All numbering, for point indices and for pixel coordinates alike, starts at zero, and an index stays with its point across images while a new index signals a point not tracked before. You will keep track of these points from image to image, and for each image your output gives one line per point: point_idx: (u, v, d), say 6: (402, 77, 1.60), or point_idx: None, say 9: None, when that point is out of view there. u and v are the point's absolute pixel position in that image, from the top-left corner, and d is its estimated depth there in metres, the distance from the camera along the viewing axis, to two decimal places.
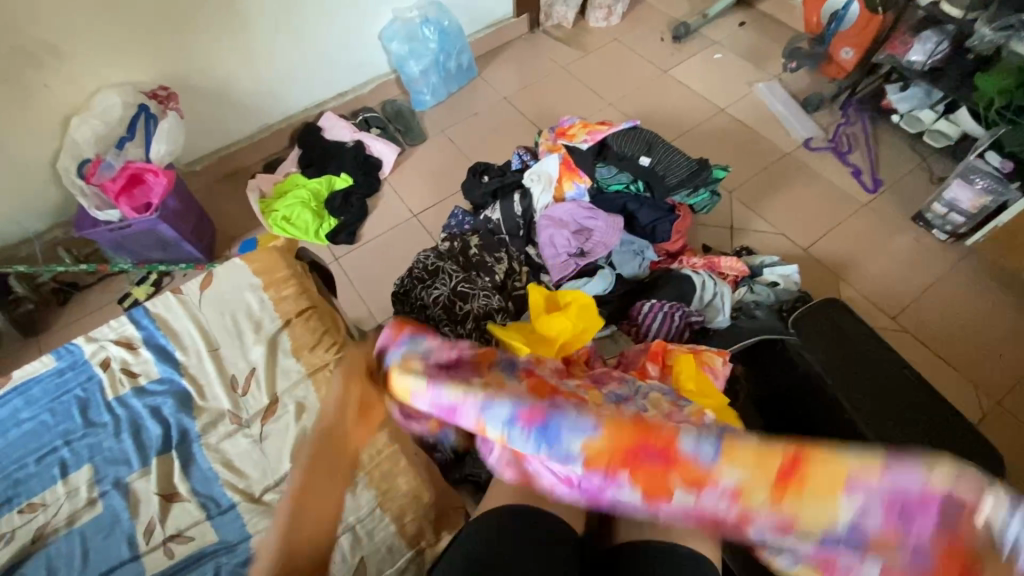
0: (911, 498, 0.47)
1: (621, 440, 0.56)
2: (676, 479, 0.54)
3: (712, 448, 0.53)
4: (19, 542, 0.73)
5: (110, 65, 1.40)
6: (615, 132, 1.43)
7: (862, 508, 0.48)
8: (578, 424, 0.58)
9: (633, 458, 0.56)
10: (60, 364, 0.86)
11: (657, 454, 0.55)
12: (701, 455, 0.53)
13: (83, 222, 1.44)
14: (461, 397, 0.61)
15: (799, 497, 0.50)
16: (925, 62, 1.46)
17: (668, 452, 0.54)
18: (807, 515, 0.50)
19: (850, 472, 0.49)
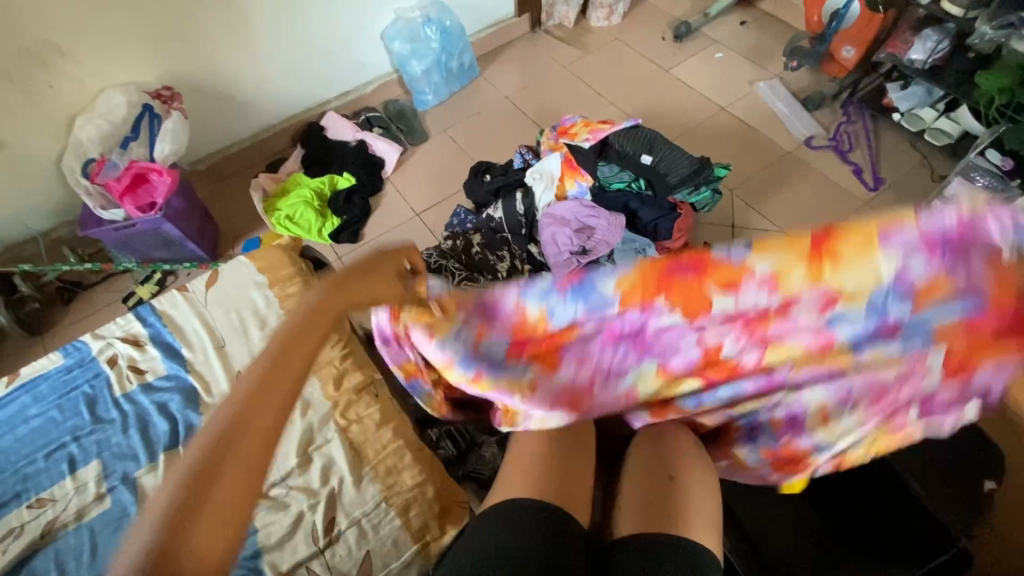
0: (953, 232, 0.58)
1: (646, 279, 0.65)
2: (717, 284, 0.64)
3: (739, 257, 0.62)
4: (29, 536, 0.74)
5: (115, 66, 1.41)
6: (616, 131, 1.44)
7: (909, 307, 0.62)
8: (603, 283, 0.66)
9: (665, 283, 0.65)
10: (67, 361, 0.87)
11: (687, 270, 0.64)
12: (736, 260, 0.62)
13: (88, 222, 1.45)
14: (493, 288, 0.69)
15: (835, 267, 0.61)
16: (926, 61, 1.47)
17: (733, 277, 0.63)
18: (851, 263, 0.60)
19: (881, 229, 0.59)
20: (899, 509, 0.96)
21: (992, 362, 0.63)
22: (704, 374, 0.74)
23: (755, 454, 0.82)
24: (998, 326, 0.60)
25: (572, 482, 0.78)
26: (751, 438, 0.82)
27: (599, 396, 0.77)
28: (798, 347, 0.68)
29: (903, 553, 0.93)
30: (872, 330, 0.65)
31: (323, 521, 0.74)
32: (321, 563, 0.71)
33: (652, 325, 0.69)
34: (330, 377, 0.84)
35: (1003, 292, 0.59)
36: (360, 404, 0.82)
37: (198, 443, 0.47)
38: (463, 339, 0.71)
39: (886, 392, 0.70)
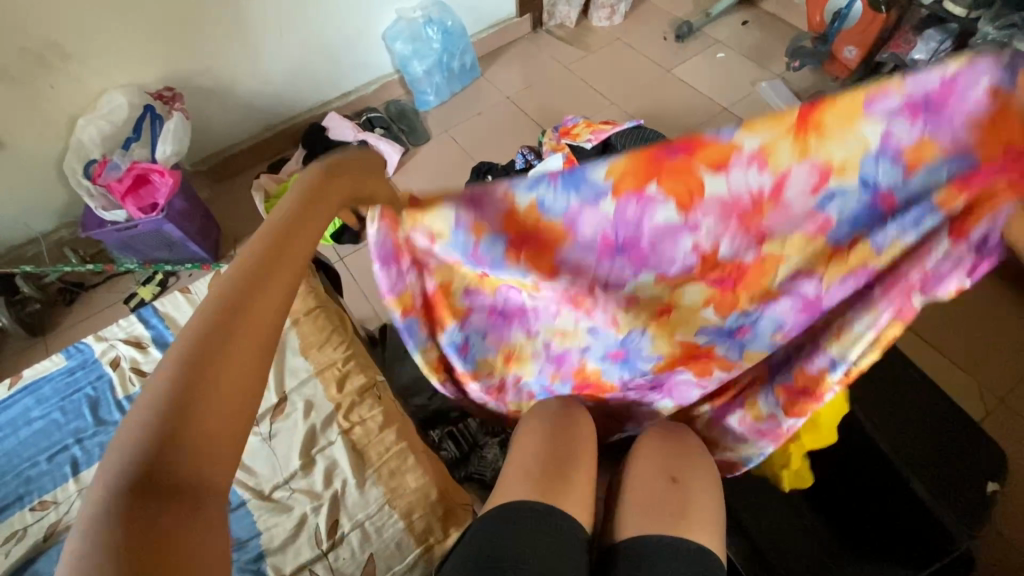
0: (938, 93, 0.51)
1: (627, 169, 0.59)
2: (707, 164, 0.57)
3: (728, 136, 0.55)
4: (32, 538, 0.74)
5: (117, 67, 1.41)
6: (618, 132, 1.43)
7: (891, 172, 0.56)
8: (580, 179, 0.61)
9: (655, 168, 0.58)
10: (70, 363, 0.87)
11: (675, 155, 0.57)
12: (726, 139, 0.55)
13: (91, 223, 1.46)
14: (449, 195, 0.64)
15: (822, 138, 0.55)
16: (929, 61, 1.46)
17: (718, 152, 0.56)
18: (831, 141, 0.55)
19: (869, 95, 0.52)
20: (902, 513, 0.95)
21: (986, 219, 0.55)
22: (707, 279, 0.69)
23: (768, 399, 0.79)
24: (994, 185, 0.54)
25: (579, 483, 0.77)
26: (768, 387, 0.79)
27: (603, 310, 0.75)
28: (797, 236, 0.63)
29: (907, 555, 0.94)
30: (868, 207, 0.59)
31: (326, 524, 0.74)
32: (325, 567, 0.71)
33: (647, 219, 0.63)
34: (333, 379, 0.84)
35: (991, 142, 0.52)
36: (363, 406, 0.82)
37: (169, 369, 0.39)
38: (461, 248, 0.68)
39: (894, 277, 0.62)
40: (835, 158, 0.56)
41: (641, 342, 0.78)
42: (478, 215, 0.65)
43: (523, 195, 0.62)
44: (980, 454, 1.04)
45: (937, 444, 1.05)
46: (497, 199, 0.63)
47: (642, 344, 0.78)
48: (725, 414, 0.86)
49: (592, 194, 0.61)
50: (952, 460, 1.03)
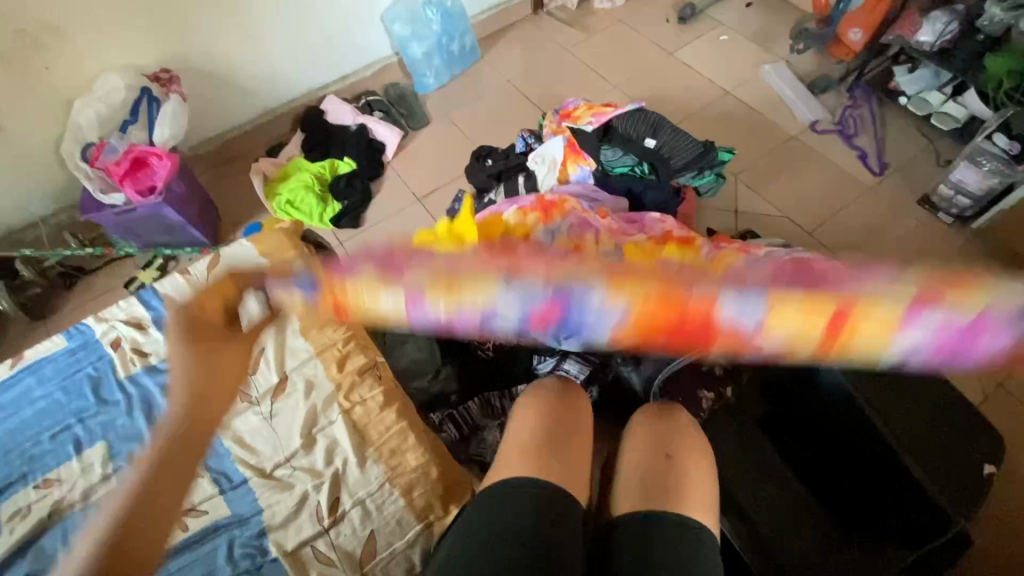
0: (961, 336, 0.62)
1: (637, 317, 0.68)
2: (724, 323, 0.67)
3: (747, 311, 0.65)
4: (36, 516, 0.74)
5: (112, 47, 1.39)
6: (619, 114, 1.42)
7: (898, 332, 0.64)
8: (594, 317, 0.68)
9: (663, 330, 0.68)
10: (71, 344, 0.87)
11: (704, 322, 0.67)
12: (748, 320, 0.66)
13: (89, 206, 1.43)
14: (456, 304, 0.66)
15: (855, 332, 0.64)
16: (934, 43, 1.47)
17: (712, 318, 0.67)
18: (865, 339, 0.64)
19: (901, 316, 0.62)
20: (900, 496, 0.95)
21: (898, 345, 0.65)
22: (664, 349, 0.76)
23: (774, 303, 0.65)
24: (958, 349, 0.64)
25: (578, 463, 0.78)
26: (750, 294, 0.66)
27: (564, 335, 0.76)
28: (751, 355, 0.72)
29: (904, 535, 0.95)
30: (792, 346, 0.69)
31: (328, 501, 0.75)
32: (326, 542, 0.72)
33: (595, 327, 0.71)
34: (333, 360, 0.84)
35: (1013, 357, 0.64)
36: (363, 386, 0.82)
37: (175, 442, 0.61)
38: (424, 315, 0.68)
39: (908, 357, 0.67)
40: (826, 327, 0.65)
41: (597, 290, 0.67)
42: (386, 268, 0.66)
43: (469, 264, 0.68)
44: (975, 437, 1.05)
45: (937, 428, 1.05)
46: (411, 268, 0.66)
47: (597, 298, 0.67)
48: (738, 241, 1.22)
49: (519, 310, 0.67)
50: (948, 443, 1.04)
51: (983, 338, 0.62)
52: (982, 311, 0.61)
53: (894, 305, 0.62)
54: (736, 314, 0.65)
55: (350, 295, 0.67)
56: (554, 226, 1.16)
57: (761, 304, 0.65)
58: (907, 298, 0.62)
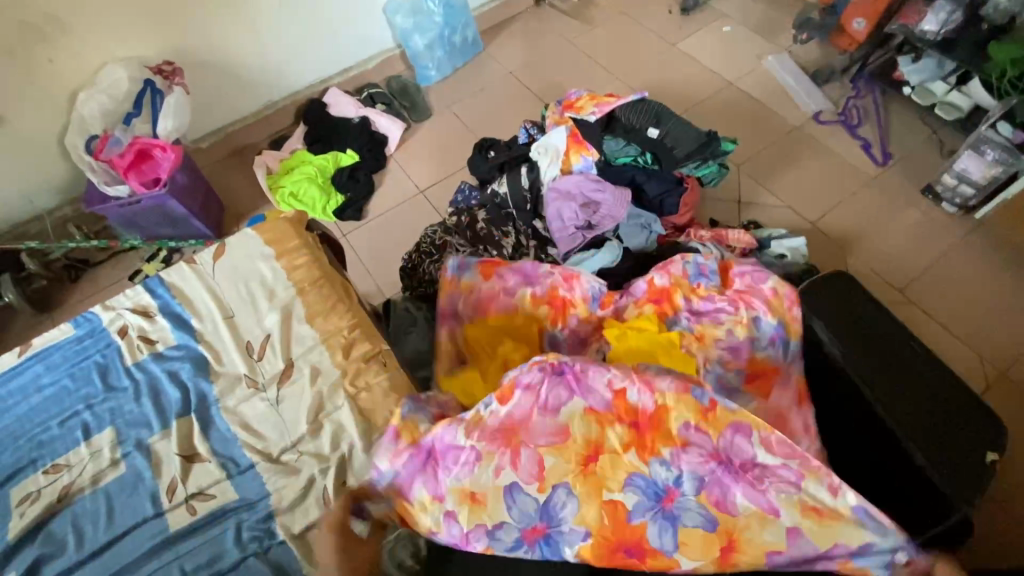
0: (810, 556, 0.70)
1: (604, 537, 0.71)
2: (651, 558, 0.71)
3: (665, 531, 0.71)
4: (45, 501, 0.75)
5: (116, 39, 1.40)
6: (623, 104, 1.42)
7: (778, 541, 0.70)
8: (565, 536, 0.71)
9: (616, 545, 0.71)
10: (78, 331, 0.88)
11: (637, 548, 0.71)
12: (665, 542, 0.70)
13: (93, 199, 1.44)
14: (477, 518, 0.72)
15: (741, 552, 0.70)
16: (938, 32, 1.45)
17: (642, 540, 0.71)
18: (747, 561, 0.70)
19: (768, 547, 0.70)
20: (897, 476, 0.96)
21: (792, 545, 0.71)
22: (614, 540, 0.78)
23: (705, 522, 0.71)
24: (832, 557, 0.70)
25: None
26: (669, 507, 0.72)
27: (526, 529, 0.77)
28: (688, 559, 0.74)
29: (901, 514, 0.95)
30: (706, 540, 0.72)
31: (334, 485, 0.75)
32: None
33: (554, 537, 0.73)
34: (338, 346, 0.85)
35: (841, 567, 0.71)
36: (369, 372, 0.83)
37: None
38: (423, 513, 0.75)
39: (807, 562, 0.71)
40: (736, 539, 0.70)
41: (569, 515, 0.71)
42: (438, 491, 0.74)
43: (487, 474, 0.74)
44: (981, 426, 1.03)
45: (940, 415, 1.03)
46: (446, 480, 0.75)
47: (568, 510, 0.72)
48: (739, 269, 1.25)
49: (496, 530, 0.72)
50: (953, 431, 1.02)
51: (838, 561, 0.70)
52: (834, 546, 0.70)
53: (775, 537, 0.70)
54: (650, 511, 0.72)
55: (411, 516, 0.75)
56: (557, 329, 1.18)
57: (687, 521, 0.71)
58: (787, 522, 0.71)
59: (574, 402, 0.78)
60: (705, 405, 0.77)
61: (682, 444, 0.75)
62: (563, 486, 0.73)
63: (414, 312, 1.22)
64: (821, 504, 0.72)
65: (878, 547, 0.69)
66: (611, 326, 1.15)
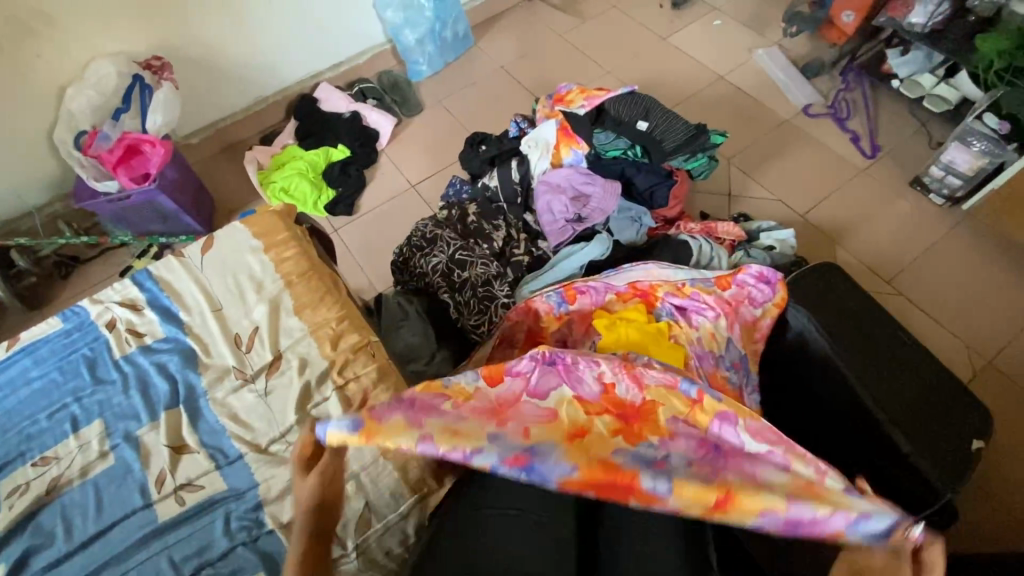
0: (810, 522, 0.57)
1: (594, 476, 0.63)
2: (640, 497, 0.61)
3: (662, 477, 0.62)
4: (34, 492, 0.75)
5: (103, 34, 1.39)
6: (612, 97, 1.41)
7: (778, 502, 0.58)
8: (550, 467, 0.62)
9: (602, 482, 0.62)
10: (67, 325, 0.88)
11: (626, 487, 0.62)
12: (659, 487, 0.61)
13: (82, 195, 1.43)
14: (456, 444, 0.62)
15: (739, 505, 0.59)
16: (926, 25, 1.45)
17: (635, 483, 0.62)
18: (741, 513, 0.59)
19: (767, 502, 0.58)
20: (903, 478, 0.96)
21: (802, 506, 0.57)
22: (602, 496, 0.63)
23: (699, 480, 0.61)
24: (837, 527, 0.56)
25: None
26: (661, 467, 0.65)
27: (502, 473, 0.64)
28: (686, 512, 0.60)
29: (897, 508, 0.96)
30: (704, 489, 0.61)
31: None
32: None
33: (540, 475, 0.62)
34: (326, 338, 0.85)
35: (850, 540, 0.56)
36: (357, 362, 0.83)
37: None
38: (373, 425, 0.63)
39: (809, 527, 0.57)
40: (732, 494, 0.60)
41: (552, 462, 0.63)
42: (417, 419, 0.65)
43: (476, 420, 0.68)
44: (965, 412, 1.04)
45: (924, 403, 1.05)
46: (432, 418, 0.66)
47: (551, 453, 0.65)
48: (739, 275, 1.12)
49: (477, 452, 0.62)
50: (938, 420, 1.03)
51: (834, 538, 0.57)
52: (837, 513, 0.56)
53: (774, 495, 0.59)
54: (640, 464, 0.65)
55: (383, 434, 0.62)
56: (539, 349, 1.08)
57: (676, 485, 0.62)
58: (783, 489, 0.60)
59: (564, 390, 0.77)
60: (695, 400, 0.76)
61: (670, 435, 0.73)
62: (549, 441, 0.67)
63: (406, 307, 1.22)
64: (818, 480, 0.61)
65: (878, 521, 0.55)
66: (600, 317, 1.11)
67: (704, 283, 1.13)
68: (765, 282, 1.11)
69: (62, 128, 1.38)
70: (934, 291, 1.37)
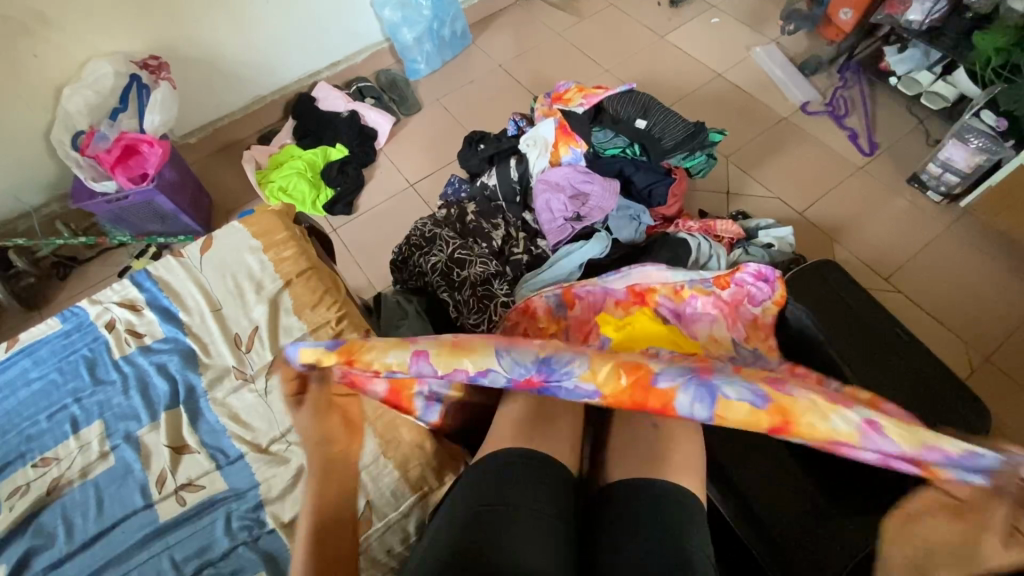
0: (891, 451, 0.52)
1: (625, 393, 0.56)
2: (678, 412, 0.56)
3: (704, 394, 0.55)
4: (35, 492, 0.75)
5: (100, 34, 1.39)
6: (610, 96, 1.41)
7: (852, 429, 0.52)
8: (577, 382, 0.57)
9: (639, 395, 0.56)
10: (65, 326, 0.88)
11: (662, 402, 0.56)
12: (699, 405, 0.55)
13: (80, 195, 1.43)
14: (467, 361, 0.58)
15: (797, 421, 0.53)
16: (923, 22, 1.45)
17: (672, 397, 0.55)
18: (805, 430, 0.53)
19: (834, 429, 0.52)
20: None
21: (873, 432, 0.52)
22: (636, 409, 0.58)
23: (752, 397, 0.54)
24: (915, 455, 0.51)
25: (560, 432, 0.80)
26: (707, 378, 0.57)
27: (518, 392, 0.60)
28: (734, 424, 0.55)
29: None
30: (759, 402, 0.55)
31: None
32: None
33: (565, 386, 0.57)
34: (326, 338, 0.85)
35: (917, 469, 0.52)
36: None
37: None
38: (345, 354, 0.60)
39: (877, 453, 0.52)
40: (791, 413, 0.53)
41: (580, 369, 0.57)
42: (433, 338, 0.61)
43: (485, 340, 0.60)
44: (964, 409, 1.04)
45: (922, 402, 1.05)
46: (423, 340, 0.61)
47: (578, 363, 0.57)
48: (737, 274, 1.12)
49: (501, 361, 0.58)
50: (935, 418, 1.04)
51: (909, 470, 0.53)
52: (931, 448, 0.51)
53: (848, 420, 0.52)
54: (680, 378, 0.56)
55: (363, 352, 0.59)
56: None
57: (723, 394, 0.55)
58: (863, 414, 0.53)
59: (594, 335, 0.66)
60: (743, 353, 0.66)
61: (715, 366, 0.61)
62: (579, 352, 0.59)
63: (405, 306, 1.22)
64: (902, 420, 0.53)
65: (979, 461, 0.50)
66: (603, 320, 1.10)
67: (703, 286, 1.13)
68: (763, 280, 1.11)
69: (58, 128, 1.38)
70: (932, 289, 1.37)
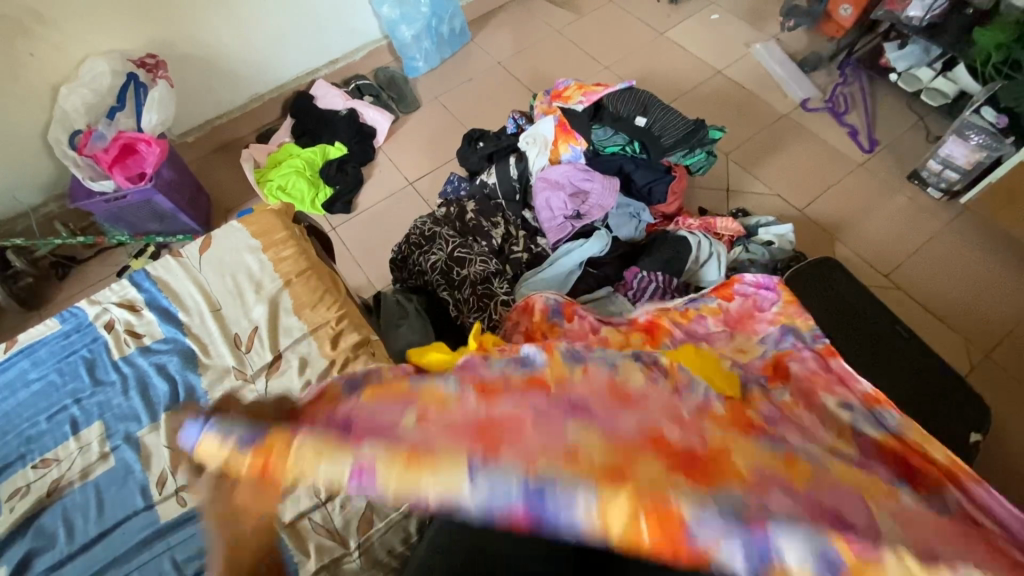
0: None
1: (632, 525, 0.35)
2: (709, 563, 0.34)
3: (757, 546, 0.33)
4: (36, 494, 0.75)
5: (97, 33, 1.38)
6: (610, 93, 1.41)
7: None
8: (563, 510, 0.35)
9: (654, 528, 0.35)
10: (65, 326, 0.88)
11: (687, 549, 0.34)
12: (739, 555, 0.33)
13: (79, 194, 1.43)
14: (422, 484, 0.37)
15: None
16: (924, 18, 1.45)
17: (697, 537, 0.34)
18: None
19: None
20: None
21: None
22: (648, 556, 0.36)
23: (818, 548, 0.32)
24: None
25: None
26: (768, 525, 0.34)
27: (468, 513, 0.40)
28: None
29: None
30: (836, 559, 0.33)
31: None
32: (323, 514, 0.73)
33: (543, 515, 0.36)
34: (326, 338, 0.85)
35: None
36: (357, 362, 0.83)
37: None
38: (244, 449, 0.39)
39: None
40: None
41: (578, 502, 0.36)
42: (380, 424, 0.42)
43: (440, 435, 0.41)
44: (963, 406, 1.05)
45: (922, 398, 1.05)
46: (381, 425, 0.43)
47: (563, 483, 0.36)
48: (738, 286, 1.05)
49: (472, 487, 0.36)
50: (934, 414, 1.04)
51: None
52: None
53: None
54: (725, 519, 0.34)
55: (284, 462, 0.38)
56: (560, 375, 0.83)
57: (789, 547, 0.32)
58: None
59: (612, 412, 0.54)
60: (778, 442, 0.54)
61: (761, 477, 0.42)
62: (566, 476, 0.37)
63: (405, 305, 1.21)
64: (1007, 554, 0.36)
65: None
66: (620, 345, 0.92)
67: (709, 304, 1.04)
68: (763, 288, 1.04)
69: (55, 128, 1.37)
70: (931, 285, 1.37)
